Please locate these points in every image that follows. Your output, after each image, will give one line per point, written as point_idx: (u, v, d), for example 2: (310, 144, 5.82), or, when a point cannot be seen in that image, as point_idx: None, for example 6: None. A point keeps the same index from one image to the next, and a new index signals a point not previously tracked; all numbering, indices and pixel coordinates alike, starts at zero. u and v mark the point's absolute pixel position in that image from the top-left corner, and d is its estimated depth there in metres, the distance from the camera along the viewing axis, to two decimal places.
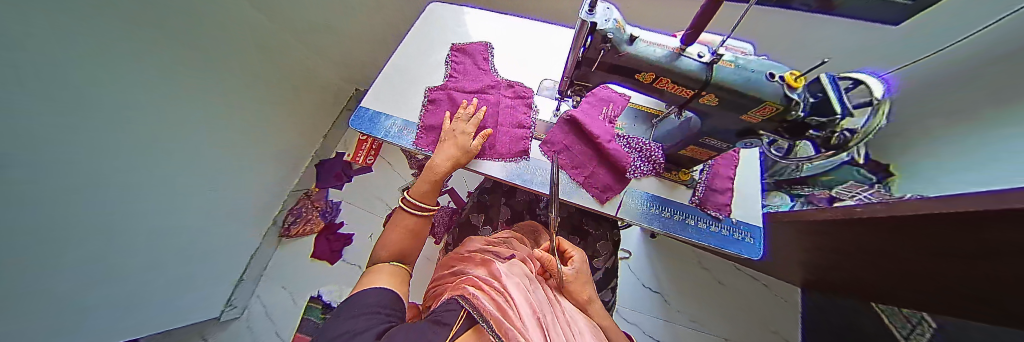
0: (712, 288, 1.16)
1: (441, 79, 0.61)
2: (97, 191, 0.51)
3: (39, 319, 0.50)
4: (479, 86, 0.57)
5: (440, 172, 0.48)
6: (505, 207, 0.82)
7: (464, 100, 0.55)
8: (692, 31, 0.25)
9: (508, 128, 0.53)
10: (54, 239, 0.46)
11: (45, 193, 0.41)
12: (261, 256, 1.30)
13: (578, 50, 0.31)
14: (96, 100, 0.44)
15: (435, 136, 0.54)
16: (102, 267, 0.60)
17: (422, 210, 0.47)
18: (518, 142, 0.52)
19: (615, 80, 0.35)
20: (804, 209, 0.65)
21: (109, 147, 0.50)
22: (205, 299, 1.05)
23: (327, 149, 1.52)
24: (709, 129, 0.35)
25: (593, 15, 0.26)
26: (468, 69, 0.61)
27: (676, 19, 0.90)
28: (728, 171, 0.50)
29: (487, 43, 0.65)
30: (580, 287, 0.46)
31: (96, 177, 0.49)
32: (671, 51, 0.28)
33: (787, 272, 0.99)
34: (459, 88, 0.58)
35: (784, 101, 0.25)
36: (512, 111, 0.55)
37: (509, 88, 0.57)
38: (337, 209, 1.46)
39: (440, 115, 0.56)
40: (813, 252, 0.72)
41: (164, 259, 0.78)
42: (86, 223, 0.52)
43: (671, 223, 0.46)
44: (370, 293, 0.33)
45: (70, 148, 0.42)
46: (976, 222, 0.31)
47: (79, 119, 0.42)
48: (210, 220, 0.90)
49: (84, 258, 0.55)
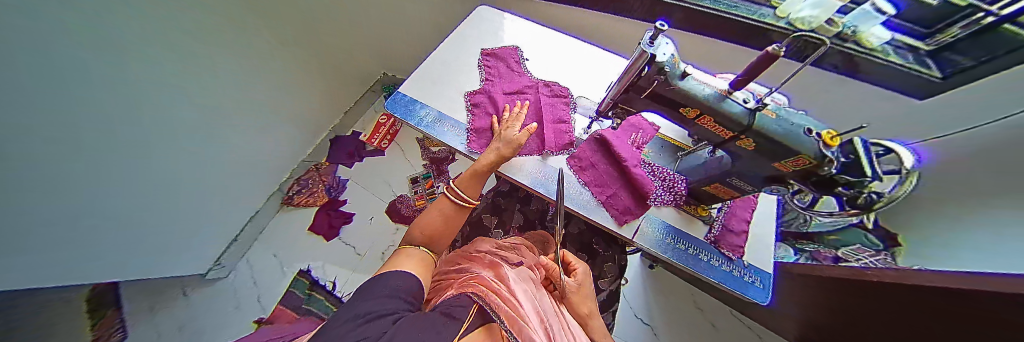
0: (704, 329, 1.13)
1: (476, 83, 0.62)
2: (86, 119, 0.50)
3: (26, 245, 0.49)
4: (518, 87, 0.61)
5: (484, 163, 0.47)
6: (518, 213, 0.85)
7: (506, 103, 0.58)
8: (741, 79, 0.26)
9: (551, 123, 0.56)
10: (39, 163, 0.44)
11: (30, 112, 0.40)
12: (258, 220, 1.31)
13: (631, 77, 0.33)
14: (73, 18, 0.41)
15: (486, 138, 0.55)
16: (93, 204, 0.59)
17: (462, 202, 0.46)
18: (563, 136, 0.55)
19: (656, 109, 0.37)
20: (817, 265, 0.66)
21: (92, 75, 0.48)
22: (195, 255, 1.04)
23: (345, 126, 1.55)
24: (738, 170, 0.37)
25: (653, 47, 0.28)
26: (501, 71, 0.64)
27: (725, 62, 0.86)
28: (745, 213, 0.51)
29: (516, 47, 0.68)
30: (580, 299, 0.48)
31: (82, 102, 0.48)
32: (718, 93, 0.30)
33: (782, 325, 0.97)
34: (498, 91, 0.60)
35: (817, 155, 0.26)
36: (552, 116, 0.57)
37: (546, 88, 0.61)
38: (342, 186, 1.46)
39: (486, 118, 0.57)
40: (817, 310, 0.72)
41: (159, 215, 0.79)
42: (76, 153, 0.51)
43: (685, 256, 0.46)
44: (385, 279, 0.33)
45: (55, 69, 0.41)
46: (981, 304, 0.32)
47: (55, 37, 0.39)
48: (208, 172, 0.90)
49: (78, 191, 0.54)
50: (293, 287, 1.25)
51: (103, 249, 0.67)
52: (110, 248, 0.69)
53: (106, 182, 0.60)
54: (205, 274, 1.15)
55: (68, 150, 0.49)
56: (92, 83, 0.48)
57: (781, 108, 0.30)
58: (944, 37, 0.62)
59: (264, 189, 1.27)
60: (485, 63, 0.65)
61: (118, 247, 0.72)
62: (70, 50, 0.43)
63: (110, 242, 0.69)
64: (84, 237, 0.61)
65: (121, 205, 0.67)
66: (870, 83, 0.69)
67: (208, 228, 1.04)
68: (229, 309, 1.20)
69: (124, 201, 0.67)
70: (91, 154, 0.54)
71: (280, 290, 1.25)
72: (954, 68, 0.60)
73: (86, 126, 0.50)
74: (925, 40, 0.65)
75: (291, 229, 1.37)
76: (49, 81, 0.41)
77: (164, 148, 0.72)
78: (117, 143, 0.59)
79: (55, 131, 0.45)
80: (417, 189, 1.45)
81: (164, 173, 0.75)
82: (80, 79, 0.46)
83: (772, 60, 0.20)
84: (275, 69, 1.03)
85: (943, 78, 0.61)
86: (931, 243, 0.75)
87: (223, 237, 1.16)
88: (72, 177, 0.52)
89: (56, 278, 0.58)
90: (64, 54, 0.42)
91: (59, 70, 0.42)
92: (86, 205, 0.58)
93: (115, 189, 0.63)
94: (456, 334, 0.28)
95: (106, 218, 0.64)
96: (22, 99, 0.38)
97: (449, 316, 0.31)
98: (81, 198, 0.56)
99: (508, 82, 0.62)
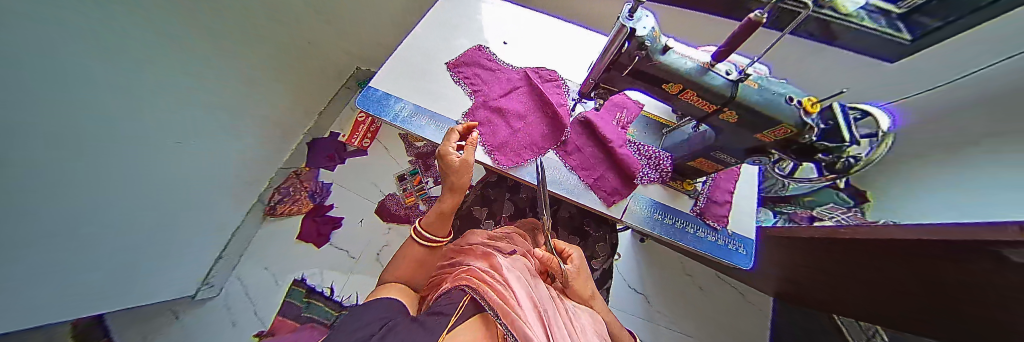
0: (693, 293, 1.21)
1: (465, 95, 0.57)
2: (101, 148, 0.50)
3: (41, 281, 0.47)
4: (508, 88, 0.57)
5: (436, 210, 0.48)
6: (508, 202, 0.85)
7: (508, 109, 0.54)
8: (724, 49, 0.25)
9: (551, 120, 0.52)
10: (55, 194, 0.43)
11: (58, 147, 0.40)
12: (243, 234, 1.25)
13: (611, 54, 0.32)
14: (98, 54, 0.42)
15: (509, 151, 0.50)
16: (95, 234, 0.57)
17: (429, 243, 0.48)
18: (561, 129, 0.51)
19: (638, 87, 0.36)
20: (795, 228, 0.68)
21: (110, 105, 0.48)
22: (186, 275, 1.00)
23: (321, 127, 1.47)
24: (721, 144, 0.37)
25: (633, 20, 0.26)
26: (477, 73, 0.58)
27: (712, 33, 0.82)
28: (728, 185, 0.52)
29: (481, 46, 0.62)
30: (583, 284, 0.49)
31: (100, 133, 0.48)
32: (700, 65, 0.29)
33: (762, 282, 1.05)
34: (491, 97, 0.56)
35: (798, 124, 0.27)
36: (531, 122, 0.53)
37: (535, 73, 0.58)
38: (327, 190, 1.41)
39: (498, 130, 0.52)
40: (795, 267, 0.76)
41: (151, 240, 0.75)
42: (90, 184, 0.50)
43: (673, 230, 0.48)
44: (367, 307, 0.32)
45: (80, 105, 0.41)
46: (960, 249, 0.34)
47: (87, 77, 0.40)
48: (195, 189, 0.86)
49: (83, 220, 0.52)
50: (291, 297, 1.22)
51: (104, 279, 0.65)
52: (110, 278, 0.67)
53: (110, 210, 0.58)
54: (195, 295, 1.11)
55: (88, 180, 0.49)
56: (110, 114, 0.49)
57: (762, 79, 0.30)
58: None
59: (245, 201, 1.21)
60: (456, 67, 0.59)
61: (119, 275, 0.69)
62: (96, 83, 0.43)
63: (112, 271, 0.66)
64: (87, 270, 0.59)
65: (115, 231, 0.63)
66: (845, 48, 0.70)
67: (196, 245, 0.99)
68: (229, 327, 1.17)
69: (122, 228, 0.64)
70: (103, 183, 0.54)
71: (278, 301, 1.23)
72: (920, 29, 0.60)
73: (100, 156, 0.50)
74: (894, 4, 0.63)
75: (279, 239, 1.33)
76: (72, 116, 0.41)
77: (160, 171, 0.69)
78: (122, 170, 0.58)
79: (77, 164, 0.45)
80: (405, 186, 1.41)
81: (158, 196, 0.72)
82: (98, 110, 0.46)
83: (754, 29, 0.19)
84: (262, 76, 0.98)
85: (912, 40, 0.61)
86: (889, 195, 0.82)
87: (210, 255, 1.10)
88: (87, 207, 0.52)
89: (64, 314, 0.56)
90: (90, 87, 0.42)
91: (84, 103, 0.42)
92: (96, 235, 0.57)
93: (114, 216, 0.61)
94: (443, 329, 0.28)
95: (105, 248, 0.61)
96: (52, 136, 0.38)
97: (438, 315, 0.32)
98: (93, 229, 0.55)
99: (487, 84, 0.58)
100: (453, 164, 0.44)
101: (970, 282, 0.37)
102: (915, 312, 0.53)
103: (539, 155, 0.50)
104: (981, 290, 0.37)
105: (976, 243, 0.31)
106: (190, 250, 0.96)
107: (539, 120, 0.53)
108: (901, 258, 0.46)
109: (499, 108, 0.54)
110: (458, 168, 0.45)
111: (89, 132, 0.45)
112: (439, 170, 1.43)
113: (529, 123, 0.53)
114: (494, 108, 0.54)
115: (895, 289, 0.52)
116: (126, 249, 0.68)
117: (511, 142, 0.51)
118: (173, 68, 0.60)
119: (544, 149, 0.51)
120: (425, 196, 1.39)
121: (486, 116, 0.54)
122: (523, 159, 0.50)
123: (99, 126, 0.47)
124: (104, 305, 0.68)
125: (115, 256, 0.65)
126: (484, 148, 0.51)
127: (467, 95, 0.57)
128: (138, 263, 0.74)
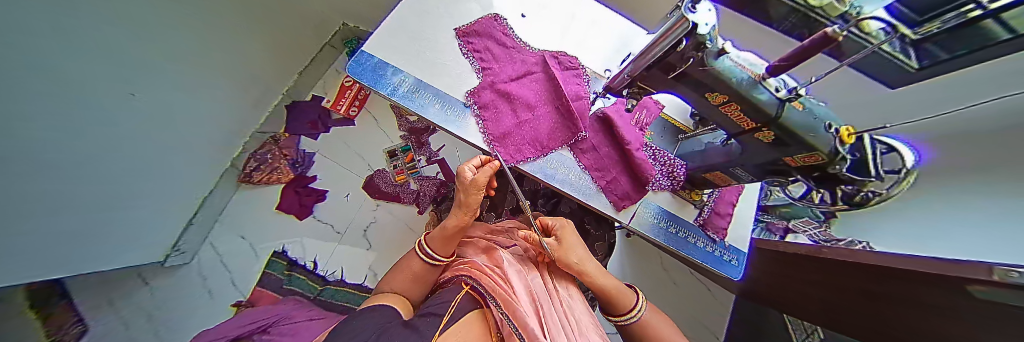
0: (667, 286, 1.31)
1: (474, 72, 0.51)
2: (46, 107, 0.46)
3: None
4: (524, 70, 0.52)
5: (450, 230, 0.52)
6: (510, 196, 0.91)
7: (519, 94, 0.49)
8: (783, 66, 0.23)
9: (567, 109, 0.49)
10: None
11: None
12: (214, 200, 1.17)
13: (660, 50, 0.29)
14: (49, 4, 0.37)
15: (517, 144, 0.47)
16: (25, 203, 0.50)
17: (433, 261, 0.53)
18: (575, 123, 0.48)
19: (677, 90, 0.34)
20: (783, 242, 0.74)
21: (54, 61, 0.44)
22: (147, 242, 0.94)
23: (302, 90, 1.35)
24: (743, 160, 0.38)
25: (696, 13, 0.22)
26: (489, 47, 0.53)
27: (773, 46, 0.71)
28: (731, 198, 0.57)
29: (497, 16, 0.56)
30: (570, 251, 0.52)
31: (43, 93, 0.44)
32: (752, 77, 0.27)
33: (729, 282, 1.14)
34: (504, 79, 0.51)
35: (831, 152, 0.25)
36: (540, 114, 0.49)
37: (554, 59, 0.53)
38: (309, 160, 1.33)
39: (506, 119, 0.49)
40: (772, 276, 0.82)
41: (91, 206, 0.68)
42: (22, 155, 0.45)
43: (677, 239, 0.52)
44: (376, 314, 0.40)
45: (39, 63, 0.41)
46: (929, 280, 0.38)
47: (19, 25, 0.34)
48: (157, 149, 0.81)
49: (9, 186, 0.46)
50: (271, 269, 1.19)
51: (39, 246, 0.58)
52: (51, 243, 0.61)
53: (56, 167, 0.54)
54: (164, 262, 1.07)
55: (33, 141, 0.46)
56: (54, 73, 0.45)
57: (808, 99, 0.28)
58: (930, 28, 0.48)
59: (215, 165, 1.12)
60: (466, 36, 0.53)
61: (66, 239, 0.64)
62: (35, 33, 0.39)
63: (52, 237, 0.61)
64: (18, 243, 0.53)
65: (48, 201, 0.56)
66: (850, 66, 0.63)
67: (155, 212, 0.91)
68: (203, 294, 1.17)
69: (74, 192, 0.62)
70: (48, 141, 0.50)
71: (255, 275, 1.19)
72: (930, 59, 0.49)
73: (25, 118, 0.43)
74: (913, 28, 0.51)
75: (256, 207, 1.27)
76: (14, 76, 0.37)
77: (108, 126, 0.63)
78: (57, 130, 0.50)
79: (25, 125, 0.43)
80: (396, 163, 1.35)
81: (100, 153, 0.64)
82: (35, 66, 0.41)
83: (818, 53, 0.16)
84: (229, 25, 0.85)
85: (920, 68, 0.51)
86: None
87: (179, 220, 1.04)
88: (13, 169, 0.45)
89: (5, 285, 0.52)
90: (45, 36, 0.40)
91: (17, 55, 0.36)
92: (25, 199, 0.50)
93: (48, 183, 0.54)
94: (435, 331, 0.37)
95: (38, 218, 0.55)
96: (8, 95, 0.38)
97: (432, 314, 0.40)
98: (42, 192, 0.53)
99: (499, 62, 0.52)
100: (466, 180, 0.48)
101: (930, 312, 0.41)
102: (850, 318, 0.61)
103: (541, 153, 0.48)
104: (935, 320, 0.41)
105: (953, 280, 0.34)
106: (153, 212, 0.91)
107: (549, 114, 0.49)
108: (869, 281, 0.50)
109: (507, 92, 0.49)
110: (469, 186, 0.48)
111: (27, 92, 0.42)
112: (433, 149, 1.36)
113: (545, 113, 0.49)
114: (501, 92, 0.49)
115: (850, 306, 0.59)
116: (68, 213, 0.62)
117: (515, 135, 0.48)
118: (116, 18, 0.51)
119: (548, 149, 0.48)
120: (417, 175, 1.33)
121: (492, 99, 0.49)
122: (523, 156, 0.47)
123: (38, 84, 0.43)
124: (52, 272, 0.64)
125: (54, 222, 0.59)
126: (485, 138, 0.47)
127: (474, 72, 0.51)
128: (92, 223, 0.70)
